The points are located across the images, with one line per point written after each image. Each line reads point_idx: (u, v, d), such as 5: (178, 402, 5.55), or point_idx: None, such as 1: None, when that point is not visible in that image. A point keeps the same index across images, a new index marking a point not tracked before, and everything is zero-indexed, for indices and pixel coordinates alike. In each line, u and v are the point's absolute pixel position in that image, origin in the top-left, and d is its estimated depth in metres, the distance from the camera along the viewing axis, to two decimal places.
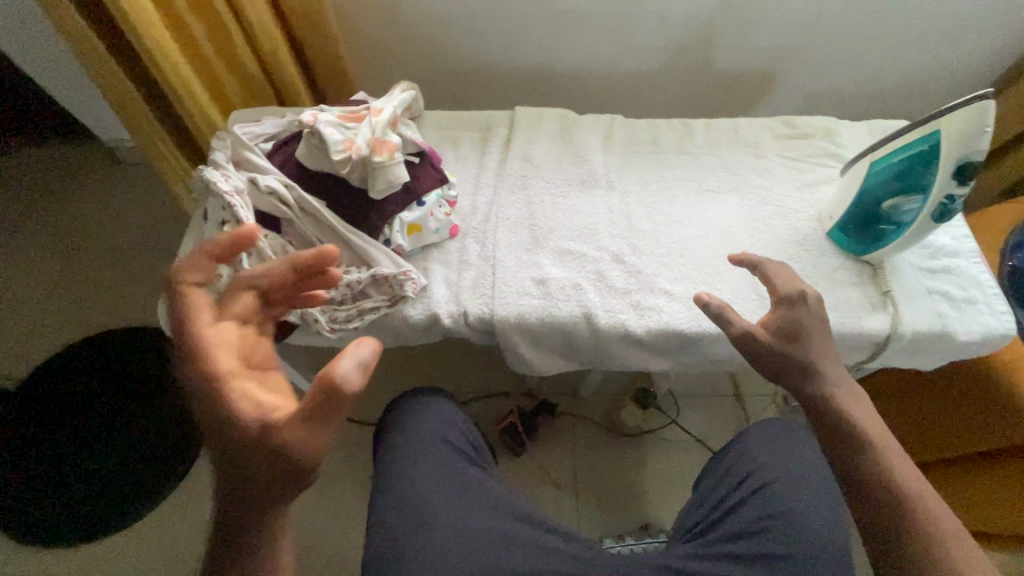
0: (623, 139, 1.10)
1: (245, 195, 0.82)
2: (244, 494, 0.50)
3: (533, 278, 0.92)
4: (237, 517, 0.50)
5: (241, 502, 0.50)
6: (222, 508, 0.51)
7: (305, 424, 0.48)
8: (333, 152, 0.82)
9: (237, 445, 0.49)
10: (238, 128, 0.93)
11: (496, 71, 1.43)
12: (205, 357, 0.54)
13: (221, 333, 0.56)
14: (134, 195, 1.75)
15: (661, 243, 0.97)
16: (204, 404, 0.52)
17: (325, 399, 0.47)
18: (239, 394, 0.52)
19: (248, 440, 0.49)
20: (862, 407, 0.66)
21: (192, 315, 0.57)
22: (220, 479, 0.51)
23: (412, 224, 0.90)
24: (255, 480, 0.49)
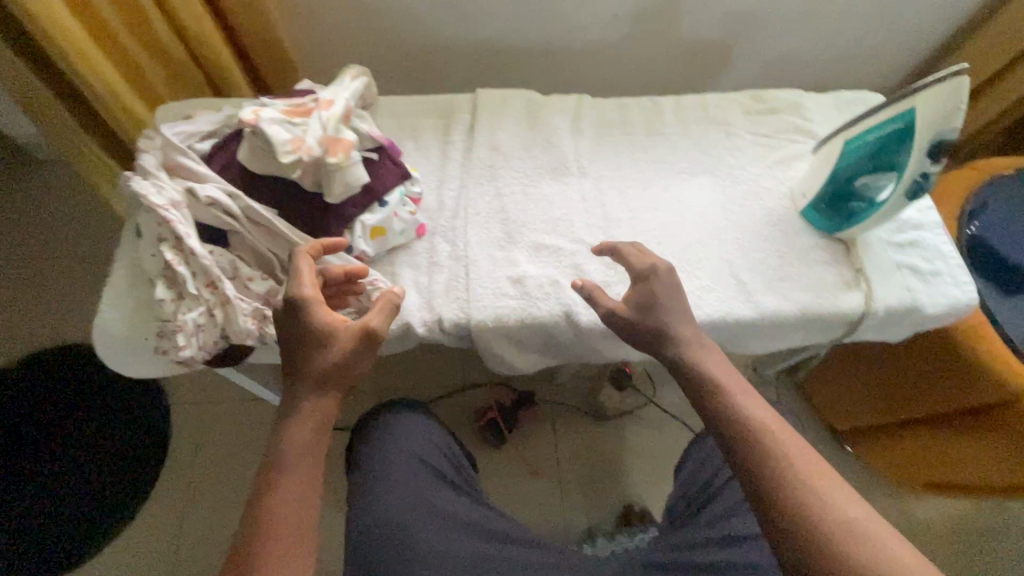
0: (593, 122, 1.04)
1: (182, 207, 0.72)
2: (312, 394, 0.63)
3: (508, 277, 0.88)
4: (298, 419, 0.62)
5: (308, 404, 0.62)
6: (283, 415, 0.62)
7: (375, 326, 0.67)
8: (280, 154, 0.73)
9: (319, 357, 0.64)
10: (166, 126, 0.82)
11: (452, 48, 1.33)
12: (305, 316, 0.64)
13: (306, 293, 0.66)
14: (56, 197, 1.57)
15: (639, 231, 0.94)
16: (293, 332, 0.65)
17: (380, 311, 0.70)
18: (330, 323, 0.65)
19: (326, 350, 0.64)
20: (754, 405, 0.62)
21: (297, 276, 0.67)
22: (288, 392, 0.63)
23: (375, 228, 0.83)
24: (328, 383, 0.64)
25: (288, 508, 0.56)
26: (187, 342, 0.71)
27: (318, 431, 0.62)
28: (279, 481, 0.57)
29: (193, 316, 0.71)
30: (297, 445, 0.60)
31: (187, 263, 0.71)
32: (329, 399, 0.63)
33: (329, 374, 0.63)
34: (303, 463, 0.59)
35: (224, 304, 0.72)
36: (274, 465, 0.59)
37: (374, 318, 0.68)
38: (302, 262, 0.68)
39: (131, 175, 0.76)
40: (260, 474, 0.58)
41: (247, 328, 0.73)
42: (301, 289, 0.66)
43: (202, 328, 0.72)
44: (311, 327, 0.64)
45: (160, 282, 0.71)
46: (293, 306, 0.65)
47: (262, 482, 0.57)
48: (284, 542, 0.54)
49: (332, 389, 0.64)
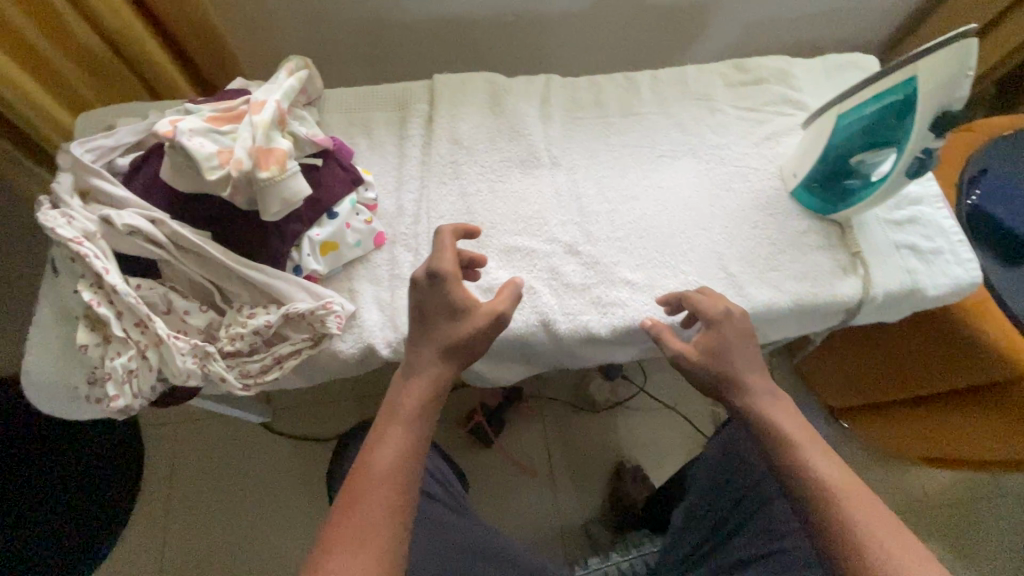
0: (563, 104, 0.95)
1: (99, 238, 0.64)
2: (436, 360, 0.63)
3: (478, 285, 0.80)
4: (417, 377, 0.63)
5: (429, 369, 0.63)
6: (406, 376, 0.63)
7: (503, 304, 0.66)
8: (206, 171, 0.65)
9: (446, 328, 0.64)
10: (78, 143, 0.73)
11: (403, 24, 1.21)
12: (449, 283, 0.63)
13: (450, 264, 0.64)
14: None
15: (618, 226, 0.86)
16: (430, 303, 0.64)
17: (505, 295, 0.68)
18: (466, 299, 0.64)
19: (456, 323, 0.64)
20: (831, 469, 0.59)
21: (439, 252, 0.65)
22: (413, 355, 0.64)
23: (326, 243, 0.75)
24: (452, 355, 0.64)
25: (392, 470, 0.56)
26: (119, 391, 0.64)
27: (432, 398, 0.62)
28: (392, 440, 0.58)
29: (122, 361, 0.63)
30: (415, 408, 0.61)
31: (109, 301, 0.63)
32: (447, 368, 0.64)
33: (452, 345, 0.63)
34: (416, 427, 0.60)
35: (157, 344, 0.65)
36: (391, 417, 0.60)
37: (499, 301, 0.67)
38: (444, 238, 0.66)
39: (42, 203, 0.68)
40: (378, 427, 0.60)
41: (187, 369, 0.66)
42: (446, 265, 0.63)
43: (136, 373, 0.65)
44: (453, 300, 0.63)
45: (81, 326, 0.63)
46: (434, 281, 0.63)
47: (378, 438, 0.58)
48: (384, 503, 0.54)
49: (453, 360, 0.64)
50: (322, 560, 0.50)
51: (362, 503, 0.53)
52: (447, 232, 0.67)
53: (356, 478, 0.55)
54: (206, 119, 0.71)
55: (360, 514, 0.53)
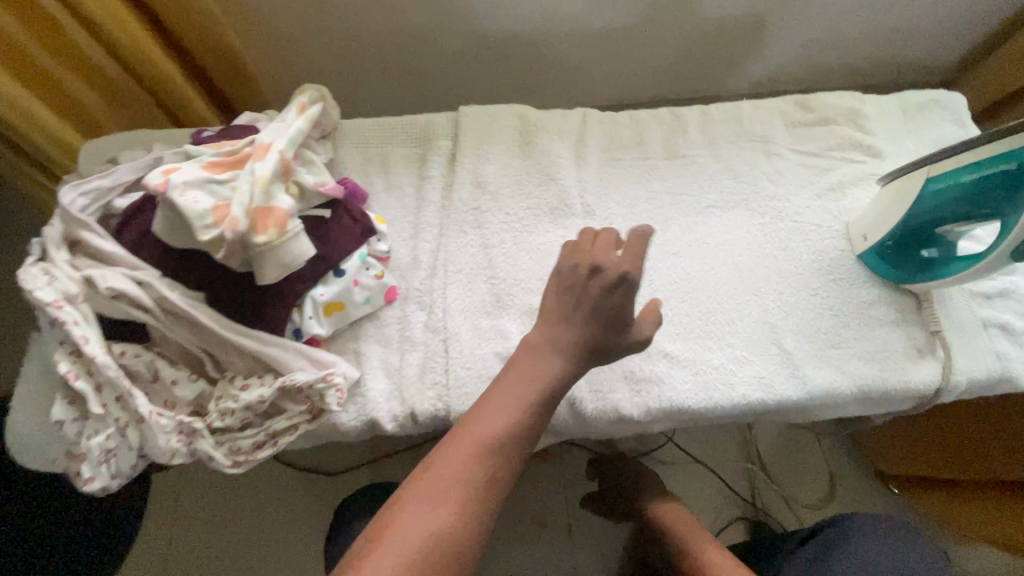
0: (601, 143, 0.85)
1: (81, 302, 0.58)
2: (568, 350, 0.57)
3: (496, 352, 0.72)
4: (542, 352, 0.57)
5: (557, 355, 0.57)
6: (536, 353, 0.57)
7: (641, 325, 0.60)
8: (199, 231, 0.58)
9: (592, 326, 0.58)
10: (71, 185, 0.67)
11: (429, 41, 1.13)
12: (618, 290, 0.57)
13: (614, 265, 0.58)
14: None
15: (657, 289, 0.77)
16: (580, 290, 0.59)
17: (649, 313, 0.61)
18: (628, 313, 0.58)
19: (607, 327, 0.58)
20: None
21: (600, 248, 0.60)
22: (557, 336, 0.58)
23: (330, 303, 0.68)
24: (592, 356, 0.58)
25: (495, 445, 0.50)
26: (96, 472, 0.59)
27: (553, 387, 0.56)
28: (502, 410, 0.52)
29: (100, 441, 0.58)
30: (536, 390, 0.54)
31: (88, 374, 0.58)
32: (578, 365, 0.58)
33: (590, 342, 0.57)
34: (530, 411, 0.53)
35: (138, 421, 0.59)
36: (510, 383, 0.55)
37: (646, 322, 0.60)
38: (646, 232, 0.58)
39: (29, 256, 0.63)
40: (491, 393, 0.54)
41: (170, 448, 0.60)
42: (619, 263, 0.58)
43: (114, 453, 0.59)
44: (598, 299, 0.58)
45: (58, 399, 0.58)
46: (589, 271, 0.59)
47: (489, 405, 0.53)
48: (477, 474, 0.48)
49: (587, 359, 0.58)
50: (397, 509, 0.46)
51: (455, 462, 0.48)
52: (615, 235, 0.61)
53: (457, 438, 0.50)
54: (205, 165, 0.64)
55: (451, 474, 0.48)
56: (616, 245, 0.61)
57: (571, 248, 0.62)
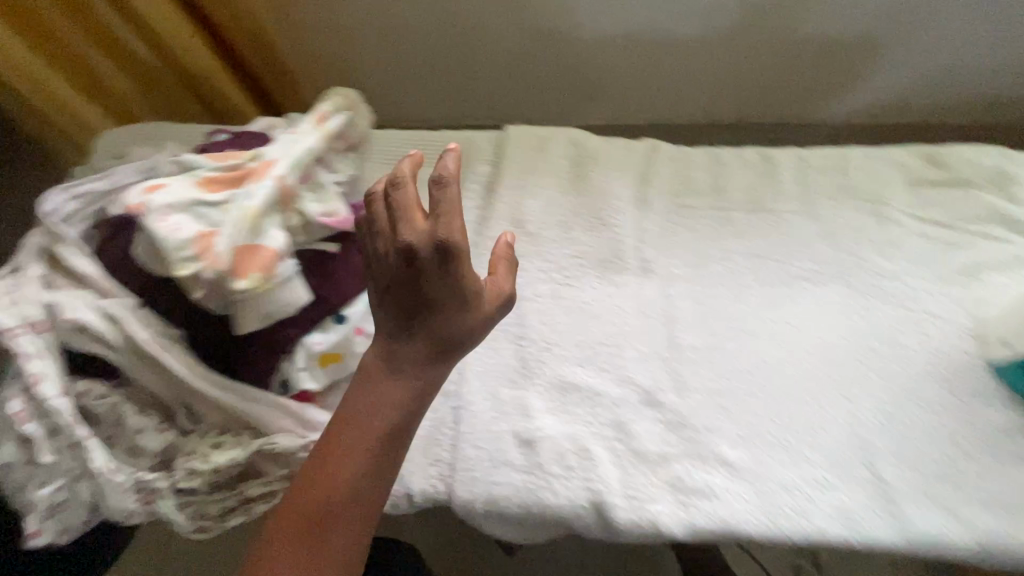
0: (669, 185, 0.71)
1: (44, 331, 0.50)
2: (416, 360, 0.47)
3: (513, 431, 0.60)
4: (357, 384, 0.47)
5: (415, 363, 0.47)
6: (377, 371, 0.47)
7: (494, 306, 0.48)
8: (172, 264, 0.48)
9: (434, 317, 0.46)
10: (62, 189, 0.60)
11: (482, 45, 0.99)
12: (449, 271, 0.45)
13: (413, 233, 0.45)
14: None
15: (719, 375, 0.62)
16: (394, 280, 0.47)
17: (500, 267, 0.49)
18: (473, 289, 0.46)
19: (446, 310, 0.46)
20: None
21: (401, 210, 0.46)
22: (388, 340, 0.48)
23: (326, 354, 0.57)
24: (438, 356, 0.47)
25: (359, 485, 0.45)
26: (41, 525, 0.50)
27: (418, 402, 0.47)
28: (337, 460, 0.45)
29: (47, 493, 0.50)
30: (391, 416, 0.46)
31: (41, 415, 0.50)
32: (436, 370, 0.47)
33: (436, 342, 0.46)
34: (393, 441, 0.46)
35: (91, 475, 0.51)
36: (342, 423, 0.46)
37: (493, 298, 0.48)
38: (399, 181, 0.46)
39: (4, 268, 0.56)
40: (338, 424, 0.46)
41: (127, 508, 0.52)
42: (409, 238, 0.45)
43: (63, 506, 0.51)
44: (426, 285, 0.46)
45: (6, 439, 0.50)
46: (400, 257, 0.46)
47: (335, 443, 0.46)
48: (331, 509, 0.45)
49: (440, 359, 0.47)
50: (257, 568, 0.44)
51: (287, 522, 0.44)
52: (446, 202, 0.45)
53: (313, 481, 0.45)
54: (197, 182, 0.55)
55: (296, 536, 0.44)
56: (420, 204, 0.47)
57: (364, 225, 0.50)
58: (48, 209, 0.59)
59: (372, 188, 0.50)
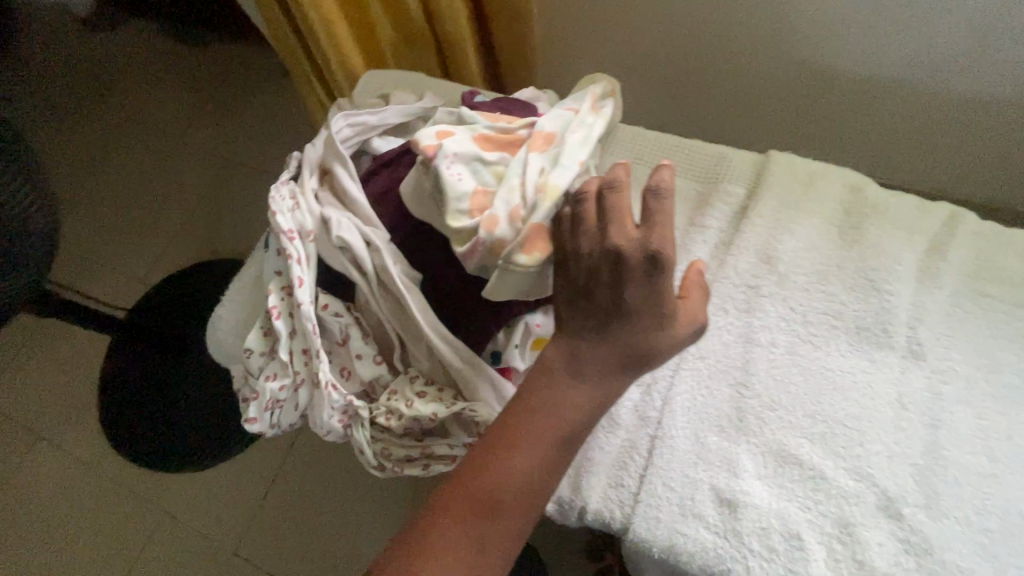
0: (960, 264, 0.59)
1: (310, 241, 0.54)
2: (604, 369, 0.44)
3: (711, 484, 0.53)
4: (554, 381, 0.44)
5: (601, 371, 0.44)
6: (562, 373, 0.44)
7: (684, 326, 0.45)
8: (448, 213, 0.49)
9: (622, 327, 0.44)
10: (345, 116, 0.64)
11: (735, 71, 0.89)
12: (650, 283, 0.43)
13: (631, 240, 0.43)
14: (225, 79, 1.37)
15: (991, 511, 0.50)
16: (596, 284, 0.44)
17: (692, 290, 0.48)
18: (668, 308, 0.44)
19: (643, 321, 0.43)
20: None
21: (614, 215, 0.43)
22: (574, 343, 0.45)
23: (542, 338, 0.55)
24: (627, 367, 0.44)
25: (528, 488, 0.42)
26: (259, 415, 0.54)
27: (595, 412, 0.44)
28: (520, 458, 0.42)
29: (274, 388, 0.52)
30: (570, 423, 0.43)
31: (289, 316, 0.53)
32: (618, 382, 0.45)
33: (625, 353, 0.44)
34: (564, 448, 0.44)
35: (312, 384, 0.53)
36: (526, 418, 0.43)
37: (686, 321, 0.45)
38: (618, 182, 0.44)
39: (287, 175, 0.61)
40: (512, 419, 0.44)
41: (329, 425, 0.53)
42: (620, 241, 0.42)
43: (281, 404, 0.54)
44: (624, 293, 0.43)
45: (256, 328, 0.54)
46: (609, 260, 0.43)
47: (507, 438, 0.43)
48: (499, 506, 0.41)
49: (626, 370, 0.45)
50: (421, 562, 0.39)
51: (460, 514, 0.41)
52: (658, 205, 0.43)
53: (482, 472, 0.42)
54: (475, 137, 0.55)
55: (469, 533, 0.40)
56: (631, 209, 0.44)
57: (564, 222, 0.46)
58: (332, 130, 0.63)
59: (583, 183, 0.46)
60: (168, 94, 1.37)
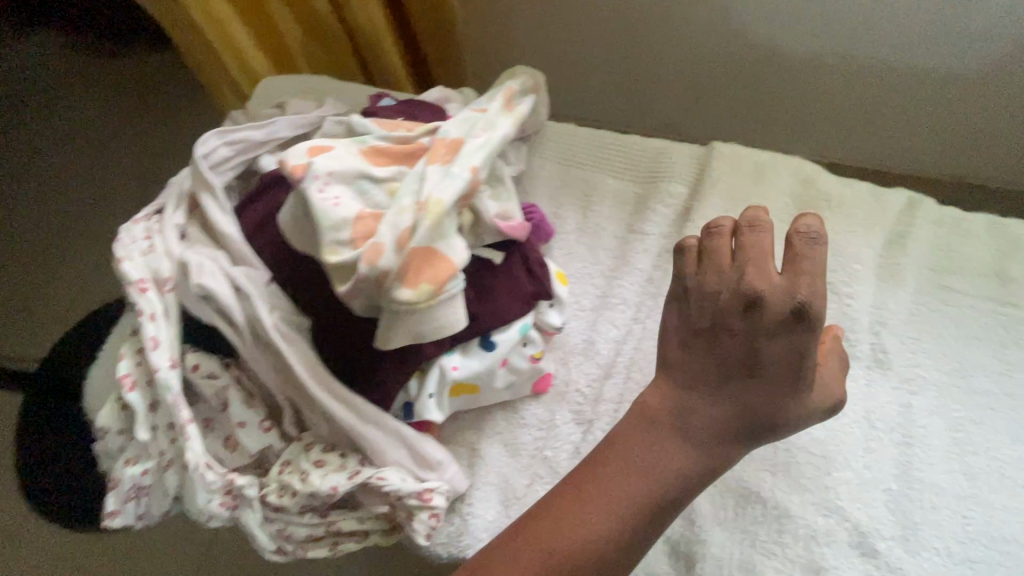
0: (924, 259, 0.53)
1: (167, 291, 0.44)
2: (715, 430, 0.40)
3: (665, 535, 0.47)
4: (660, 432, 0.41)
5: (715, 433, 0.40)
6: (669, 429, 0.41)
7: (822, 401, 0.41)
8: (325, 245, 0.40)
9: (747, 385, 0.40)
10: (220, 133, 0.53)
11: (676, 59, 0.81)
12: (786, 343, 0.38)
13: (770, 293, 0.38)
14: (88, 65, 1.10)
15: (973, 538, 0.44)
16: (725, 327, 0.40)
17: (827, 358, 0.42)
18: (808, 378, 0.39)
19: (773, 384, 0.39)
20: None
21: (755, 258, 0.40)
22: (687, 394, 0.41)
23: (462, 383, 0.47)
24: (747, 434, 0.40)
25: (610, 548, 0.38)
26: (121, 506, 0.44)
27: (698, 479, 0.40)
28: (604, 509, 0.39)
29: (134, 474, 0.43)
30: (669, 485, 0.40)
31: (147, 385, 0.43)
32: (731, 449, 0.41)
33: (745, 416, 0.40)
34: (658, 511, 0.40)
35: (181, 465, 0.43)
36: (618, 465, 0.40)
37: (822, 393, 0.41)
38: (760, 225, 0.41)
39: (147, 206, 0.50)
40: (611, 470, 0.40)
41: (209, 511, 0.44)
42: (761, 285, 0.38)
43: (148, 490, 0.44)
44: (759, 345, 0.39)
45: (109, 401, 0.44)
46: (743, 304, 0.39)
47: (599, 488, 0.40)
48: (579, 563, 0.38)
49: (739, 436, 0.41)
50: None
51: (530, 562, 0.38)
52: (804, 259, 0.38)
53: (568, 520, 0.39)
54: (364, 150, 0.46)
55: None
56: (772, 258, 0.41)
57: (691, 258, 0.43)
58: (201, 150, 0.52)
59: (716, 220, 0.43)
60: (16, 88, 1.09)
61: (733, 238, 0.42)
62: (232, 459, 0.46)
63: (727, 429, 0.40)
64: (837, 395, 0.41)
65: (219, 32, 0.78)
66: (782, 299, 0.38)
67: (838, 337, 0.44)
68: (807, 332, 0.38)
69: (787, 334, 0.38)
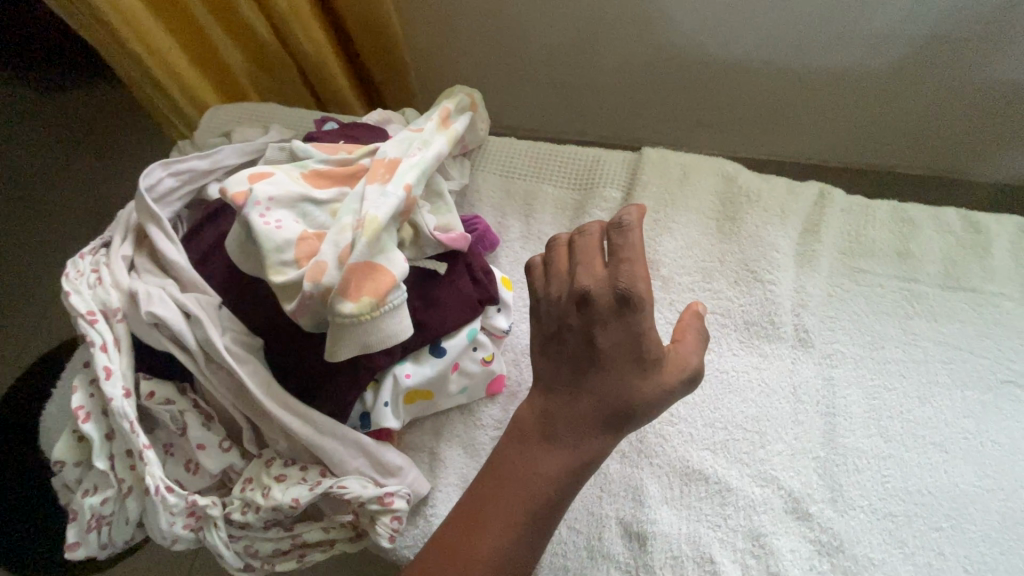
0: (835, 244, 0.58)
1: (118, 321, 0.45)
2: (582, 426, 0.42)
3: (618, 518, 0.49)
4: (542, 441, 0.42)
5: (583, 430, 0.42)
6: (542, 436, 0.42)
7: (673, 378, 0.42)
8: (269, 266, 0.42)
9: (598, 376, 0.42)
10: (164, 164, 0.54)
11: (609, 73, 0.86)
12: (620, 322, 0.41)
13: (591, 282, 0.41)
14: None
15: (893, 494, 0.48)
16: (568, 325, 0.43)
17: (686, 336, 0.44)
18: (652, 356, 0.41)
19: (620, 370, 0.41)
20: None
21: (583, 258, 0.43)
22: (552, 400, 0.43)
23: (416, 390, 0.49)
24: (615, 424, 0.42)
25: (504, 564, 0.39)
26: (82, 539, 0.44)
27: (576, 475, 0.41)
28: (498, 523, 0.39)
29: (94, 504, 0.44)
30: (549, 487, 0.40)
31: (102, 414, 0.44)
32: (602, 442, 0.42)
33: (606, 405, 0.41)
34: (547, 516, 0.40)
35: (142, 491, 0.44)
36: (507, 478, 0.41)
37: (673, 369, 0.42)
38: (587, 229, 0.45)
39: (94, 241, 0.51)
40: (496, 484, 0.41)
41: (174, 534, 0.44)
42: (586, 282, 0.41)
43: (110, 519, 0.45)
44: (596, 334, 0.41)
45: (65, 435, 0.45)
46: (575, 303, 0.42)
47: (489, 507, 0.40)
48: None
49: (608, 428, 0.42)
50: None
51: None
52: (621, 246, 0.41)
53: (467, 542, 0.39)
54: (306, 174, 0.49)
55: None
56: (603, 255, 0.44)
57: (539, 271, 0.47)
58: (146, 183, 0.52)
59: (557, 235, 0.47)
60: None
61: (566, 244, 0.46)
62: (196, 481, 0.47)
63: (595, 421, 0.42)
64: (693, 373, 0.42)
65: (163, 65, 0.78)
66: (602, 288, 0.41)
67: (695, 315, 0.44)
68: (639, 312, 0.40)
69: (621, 316, 0.40)
